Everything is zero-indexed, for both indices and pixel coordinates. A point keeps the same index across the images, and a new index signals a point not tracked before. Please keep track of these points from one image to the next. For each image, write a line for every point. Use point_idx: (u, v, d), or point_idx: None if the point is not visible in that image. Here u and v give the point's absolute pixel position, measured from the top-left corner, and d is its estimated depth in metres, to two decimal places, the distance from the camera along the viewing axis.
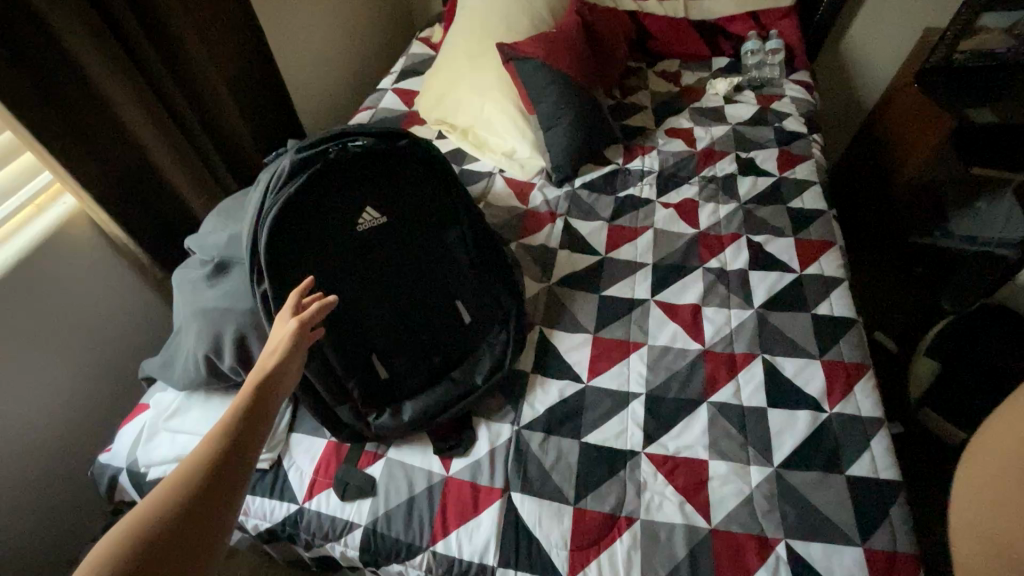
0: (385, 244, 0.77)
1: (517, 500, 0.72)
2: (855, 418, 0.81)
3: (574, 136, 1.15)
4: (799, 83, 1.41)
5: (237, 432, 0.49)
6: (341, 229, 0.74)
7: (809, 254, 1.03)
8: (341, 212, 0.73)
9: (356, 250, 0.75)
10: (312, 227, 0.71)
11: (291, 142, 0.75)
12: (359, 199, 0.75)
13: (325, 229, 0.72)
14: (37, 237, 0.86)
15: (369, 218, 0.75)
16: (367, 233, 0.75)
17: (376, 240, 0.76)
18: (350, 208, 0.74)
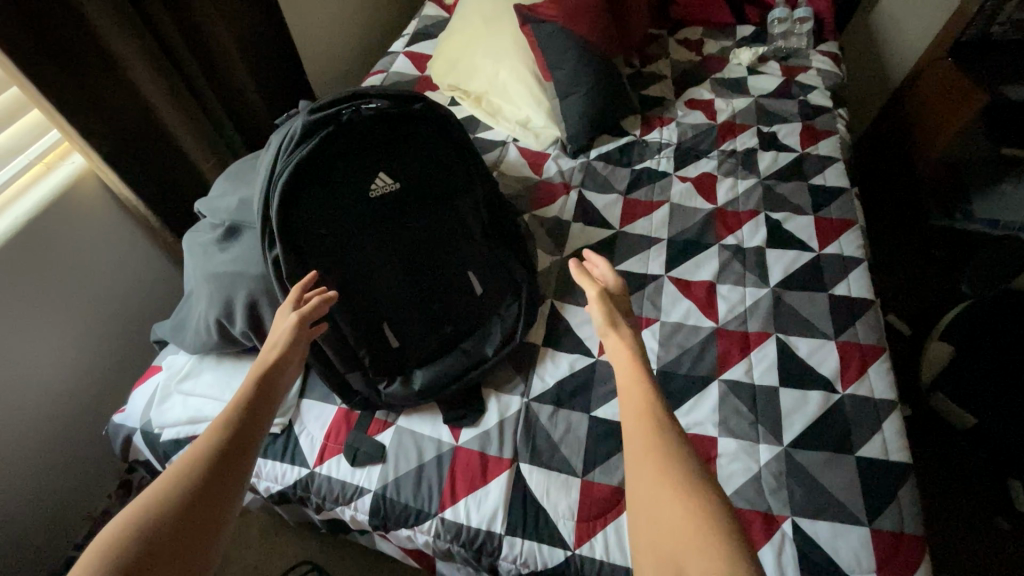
0: (399, 212, 0.76)
1: (525, 471, 0.73)
2: (867, 399, 0.80)
3: (591, 106, 1.12)
4: (828, 54, 1.35)
5: (236, 426, 0.47)
6: (353, 195, 0.72)
7: (829, 233, 1.01)
8: (355, 177, 0.72)
9: (368, 217, 0.73)
10: (325, 191, 0.70)
11: (302, 103, 0.73)
12: (374, 165, 0.73)
13: (340, 194, 0.71)
14: (49, 198, 0.85)
15: (382, 184, 0.74)
16: (380, 200, 0.74)
17: (389, 206, 0.75)
18: (364, 173, 0.72)
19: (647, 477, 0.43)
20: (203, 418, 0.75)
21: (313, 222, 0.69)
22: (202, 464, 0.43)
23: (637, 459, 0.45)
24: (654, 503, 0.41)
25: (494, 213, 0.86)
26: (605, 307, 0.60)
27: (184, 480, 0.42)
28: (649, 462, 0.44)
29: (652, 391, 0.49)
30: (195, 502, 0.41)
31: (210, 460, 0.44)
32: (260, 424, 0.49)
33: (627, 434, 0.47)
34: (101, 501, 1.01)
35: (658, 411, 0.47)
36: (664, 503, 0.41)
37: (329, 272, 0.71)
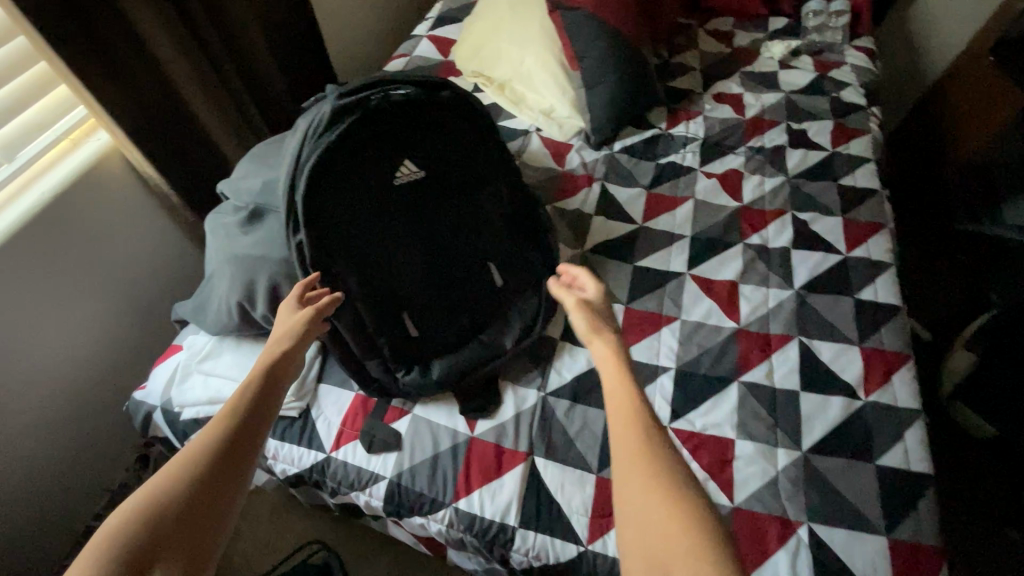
0: (423, 200, 0.75)
1: (540, 465, 0.73)
2: (890, 407, 0.79)
3: (617, 97, 1.10)
4: (863, 49, 1.31)
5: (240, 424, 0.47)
6: (378, 182, 0.71)
7: (857, 235, 0.99)
8: (380, 164, 0.71)
9: (392, 205, 0.73)
10: (351, 177, 0.69)
11: (330, 87, 0.73)
12: (399, 152, 0.72)
13: (365, 181, 0.70)
14: (74, 174, 0.86)
15: (407, 171, 0.73)
16: (404, 187, 0.73)
17: (413, 194, 0.74)
18: (390, 160, 0.72)
19: (637, 484, 0.42)
20: (223, 399, 0.76)
21: (337, 207, 0.68)
22: (203, 462, 0.43)
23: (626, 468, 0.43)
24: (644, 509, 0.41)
25: (518, 203, 0.84)
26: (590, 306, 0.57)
27: (183, 480, 0.42)
28: (638, 468, 0.43)
29: (638, 394, 0.48)
30: (196, 498, 0.41)
31: (213, 455, 0.44)
32: (264, 423, 0.48)
33: (616, 440, 0.45)
34: (120, 473, 1.03)
35: (645, 415, 0.46)
36: (654, 511, 0.40)
37: (351, 257, 0.70)
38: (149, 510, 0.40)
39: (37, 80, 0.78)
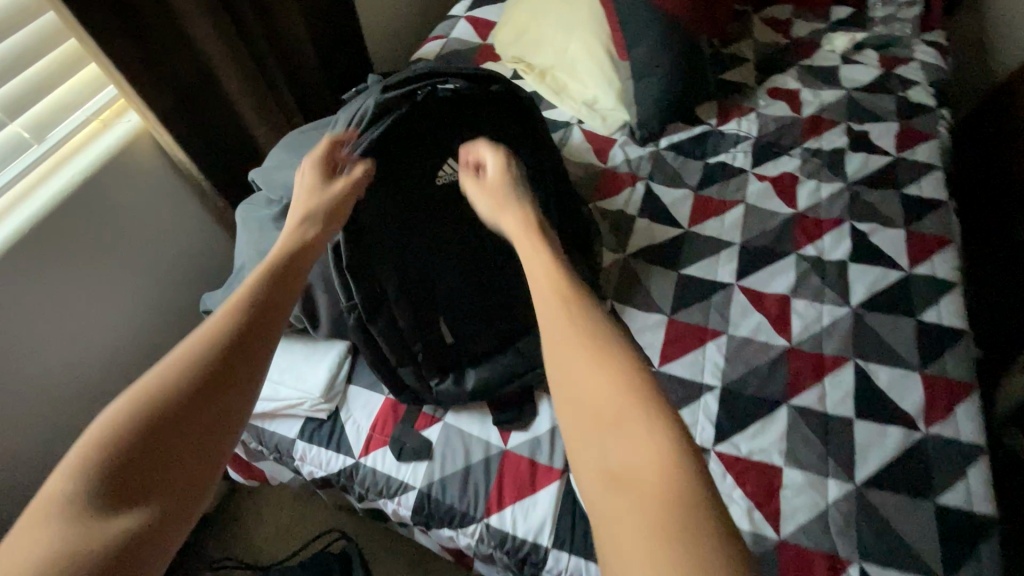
0: (466, 200, 0.72)
1: (576, 483, 0.69)
2: (952, 441, 0.74)
3: (668, 90, 1.03)
4: (934, 44, 1.21)
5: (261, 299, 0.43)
6: (420, 181, 0.69)
7: (921, 250, 0.92)
8: (422, 165, 0.69)
9: (434, 205, 0.71)
10: (392, 177, 0.66)
11: (372, 78, 0.68)
12: (441, 151, 0.70)
13: (405, 181, 0.68)
14: (103, 157, 0.83)
15: (449, 171, 0.71)
16: (447, 187, 0.71)
17: (456, 195, 0.71)
18: (431, 160, 0.70)
19: (588, 368, 0.38)
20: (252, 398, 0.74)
21: (376, 208, 0.66)
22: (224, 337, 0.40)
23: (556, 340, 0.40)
24: (601, 392, 0.37)
25: (563, 204, 0.80)
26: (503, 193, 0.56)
27: (204, 357, 0.39)
28: (576, 342, 0.39)
29: (562, 274, 0.44)
30: (219, 375, 0.38)
31: (232, 333, 0.40)
32: (285, 298, 0.45)
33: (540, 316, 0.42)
34: None
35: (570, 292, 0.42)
36: (610, 393, 0.37)
37: (388, 262, 0.66)
38: (153, 394, 0.37)
39: (65, 59, 0.76)
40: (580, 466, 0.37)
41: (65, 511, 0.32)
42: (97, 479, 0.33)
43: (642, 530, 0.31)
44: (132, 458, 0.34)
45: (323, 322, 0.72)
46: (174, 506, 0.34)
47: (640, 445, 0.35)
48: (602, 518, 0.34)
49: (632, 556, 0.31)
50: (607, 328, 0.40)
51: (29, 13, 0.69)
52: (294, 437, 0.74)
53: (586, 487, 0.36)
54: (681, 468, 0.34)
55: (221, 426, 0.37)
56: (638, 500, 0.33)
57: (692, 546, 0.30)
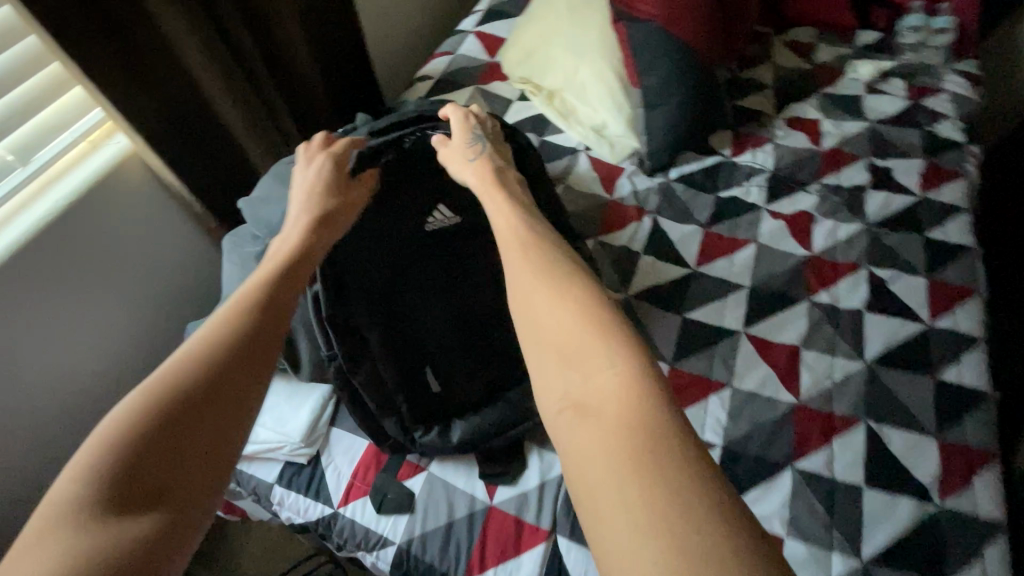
0: (456, 247, 0.70)
1: (563, 546, 0.66)
2: (970, 517, 0.68)
3: (680, 121, 0.99)
4: (964, 74, 1.15)
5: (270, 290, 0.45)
6: (409, 230, 0.68)
7: (942, 301, 0.86)
8: (412, 211, 0.68)
9: (423, 253, 0.69)
10: (381, 224, 0.66)
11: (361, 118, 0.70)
12: (433, 197, 0.69)
13: (394, 228, 0.67)
14: (91, 179, 0.81)
15: (439, 218, 0.69)
16: (436, 234, 0.69)
17: (445, 241, 0.70)
18: (422, 205, 0.68)
19: (557, 316, 0.44)
20: None
21: (363, 256, 0.65)
22: (235, 327, 0.42)
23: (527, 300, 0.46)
24: (570, 337, 0.43)
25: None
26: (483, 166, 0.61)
27: (215, 344, 0.40)
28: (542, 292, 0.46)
29: (534, 252, 0.50)
30: (234, 361, 0.40)
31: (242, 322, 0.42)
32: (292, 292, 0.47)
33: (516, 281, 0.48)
34: None
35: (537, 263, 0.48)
36: (575, 332, 0.43)
37: (373, 313, 0.65)
38: (159, 399, 0.37)
39: (53, 80, 0.74)
40: (549, 404, 0.41)
41: (75, 520, 0.31)
42: (105, 485, 0.33)
43: (606, 453, 0.35)
44: (140, 462, 0.34)
45: (304, 366, 0.69)
46: (183, 508, 0.34)
47: (604, 377, 0.40)
48: (572, 448, 0.37)
49: (597, 476, 0.35)
50: (571, 282, 0.46)
51: (13, 35, 0.67)
52: (272, 481, 0.72)
53: (554, 419, 0.40)
54: (644, 392, 0.38)
55: (227, 428, 0.38)
56: (602, 424, 0.37)
57: (655, 461, 0.34)
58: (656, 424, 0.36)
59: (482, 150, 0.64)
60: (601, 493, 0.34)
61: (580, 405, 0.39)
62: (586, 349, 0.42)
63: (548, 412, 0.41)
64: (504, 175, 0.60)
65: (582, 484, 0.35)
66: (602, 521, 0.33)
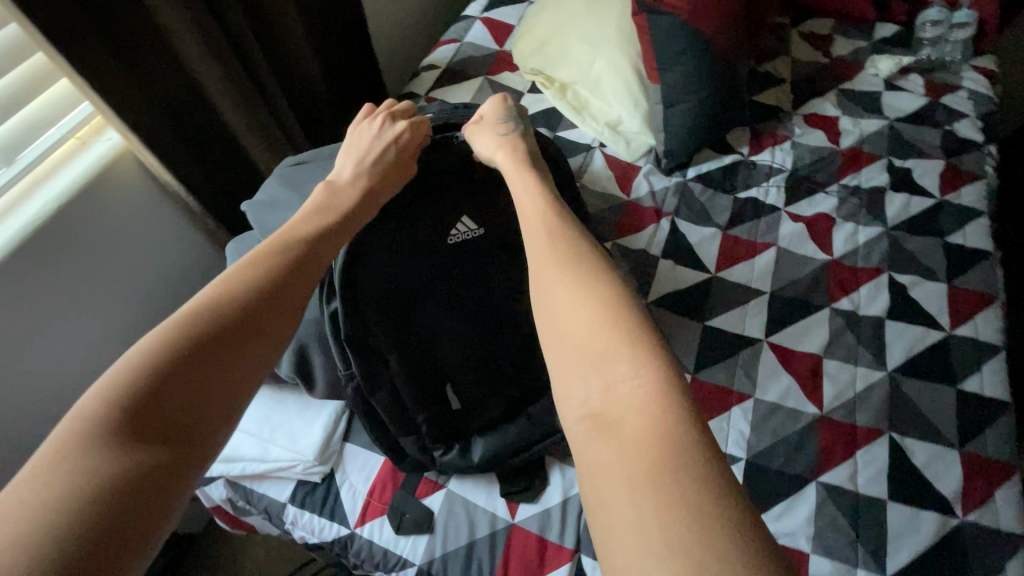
0: (481, 262, 0.67)
1: (588, 566, 0.64)
2: (993, 531, 0.68)
3: (699, 120, 0.96)
4: (984, 70, 1.13)
5: (302, 250, 0.49)
6: (431, 243, 0.65)
7: (963, 308, 0.85)
8: (433, 224, 0.66)
9: (446, 268, 0.66)
10: (404, 240, 0.64)
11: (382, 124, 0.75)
12: (456, 209, 0.68)
13: (415, 243, 0.65)
14: (80, 179, 0.75)
15: (462, 231, 0.67)
16: (459, 248, 0.67)
17: (468, 255, 0.67)
18: (444, 219, 0.67)
19: (581, 322, 0.42)
20: (239, 458, 0.69)
21: (385, 271, 0.63)
22: (268, 278, 0.45)
23: (548, 289, 0.45)
24: (591, 343, 0.41)
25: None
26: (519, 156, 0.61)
27: (249, 289, 0.44)
28: (565, 283, 0.44)
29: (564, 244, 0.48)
30: (262, 308, 0.43)
31: (273, 274, 0.46)
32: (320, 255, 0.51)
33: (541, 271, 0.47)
34: None
35: (567, 250, 0.47)
36: (597, 334, 0.40)
37: (394, 332, 0.63)
38: (177, 349, 0.38)
39: (33, 72, 0.68)
40: (568, 413, 0.39)
41: (99, 442, 0.33)
42: (122, 415, 0.35)
43: (627, 477, 0.33)
44: (155, 400, 0.36)
45: (318, 385, 0.68)
46: (189, 445, 0.36)
47: (625, 386, 0.38)
48: (590, 465, 0.36)
49: (617, 502, 0.33)
50: (592, 279, 0.44)
51: None
52: (285, 501, 0.69)
53: (573, 430, 0.39)
54: (668, 412, 0.36)
55: (238, 382, 0.40)
56: (621, 444, 0.35)
57: (679, 494, 0.32)
58: (674, 443, 0.34)
59: (513, 129, 0.65)
60: (619, 522, 0.32)
61: (600, 415, 0.38)
62: (609, 359, 0.39)
63: (566, 420, 0.40)
64: (530, 171, 0.59)
65: (600, 508, 0.34)
66: (618, 551, 0.31)
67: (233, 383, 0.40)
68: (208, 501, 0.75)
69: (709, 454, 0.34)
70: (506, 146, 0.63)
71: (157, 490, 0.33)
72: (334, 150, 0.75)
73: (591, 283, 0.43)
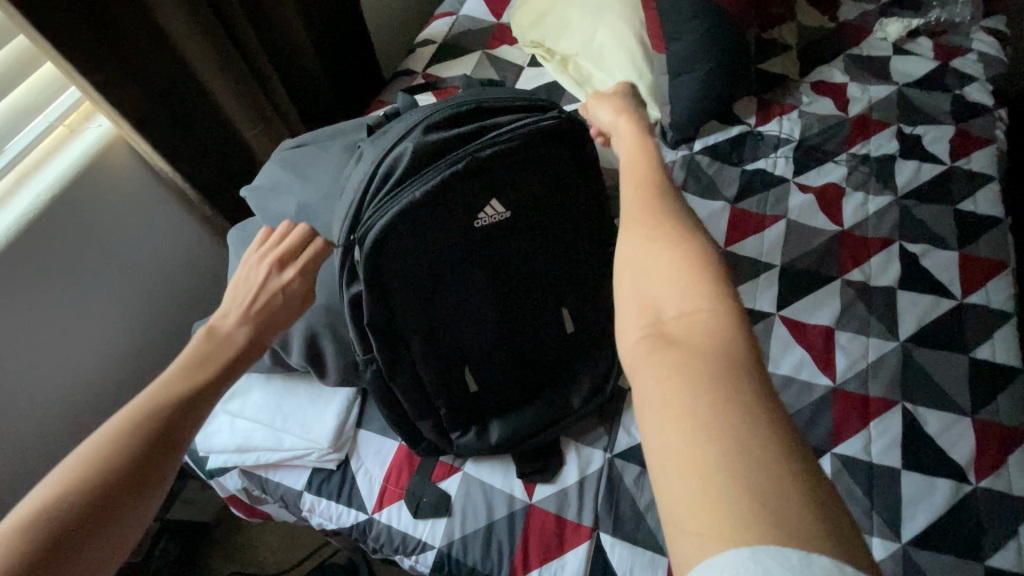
0: (508, 243, 0.64)
1: (607, 542, 0.64)
2: (1005, 496, 0.68)
3: (705, 90, 0.94)
4: (993, 32, 1.10)
5: (186, 393, 0.42)
6: (457, 227, 0.60)
7: (975, 276, 0.84)
8: (459, 204, 0.59)
9: (474, 251, 0.62)
10: (427, 220, 0.58)
11: (403, 100, 0.70)
12: (485, 190, 0.60)
13: (441, 226, 0.59)
14: (69, 168, 0.73)
15: (490, 214, 0.61)
16: (487, 231, 0.62)
17: (496, 238, 0.63)
18: (473, 201, 0.60)
19: (642, 250, 0.37)
20: (252, 449, 0.69)
21: (408, 258, 0.59)
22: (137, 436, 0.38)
23: (631, 225, 0.40)
24: (655, 265, 0.36)
25: (602, 248, 0.72)
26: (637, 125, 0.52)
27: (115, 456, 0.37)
28: (648, 222, 0.38)
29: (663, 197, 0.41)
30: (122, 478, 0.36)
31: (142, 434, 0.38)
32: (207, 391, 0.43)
33: (628, 214, 0.41)
34: None
35: (664, 206, 0.40)
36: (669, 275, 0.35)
37: (417, 318, 0.61)
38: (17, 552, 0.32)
39: (16, 57, 0.66)
40: (626, 329, 0.35)
41: None
42: None
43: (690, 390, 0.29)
44: None
45: (330, 371, 0.67)
46: None
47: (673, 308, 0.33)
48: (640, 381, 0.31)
49: (680, 412, 0.28)
50: (639, 220, 0.39)
51: None
52: (301, 489, 0.69)
53: (630, 348, 0.34)
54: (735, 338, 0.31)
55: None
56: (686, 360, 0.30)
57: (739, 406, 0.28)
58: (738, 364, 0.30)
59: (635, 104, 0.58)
60: (668, 453, 0.27)
61: (661, 332, 0.33)
62: (677, 291, 0.34)
63: (623, 336, 0.35)
64: (646, 135, 0.49)
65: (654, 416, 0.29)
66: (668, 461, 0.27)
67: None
68: (223, 492, 0.74)
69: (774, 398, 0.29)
70: (628, 113, 0.54)
71: None
72: (334, 134, 0.72)
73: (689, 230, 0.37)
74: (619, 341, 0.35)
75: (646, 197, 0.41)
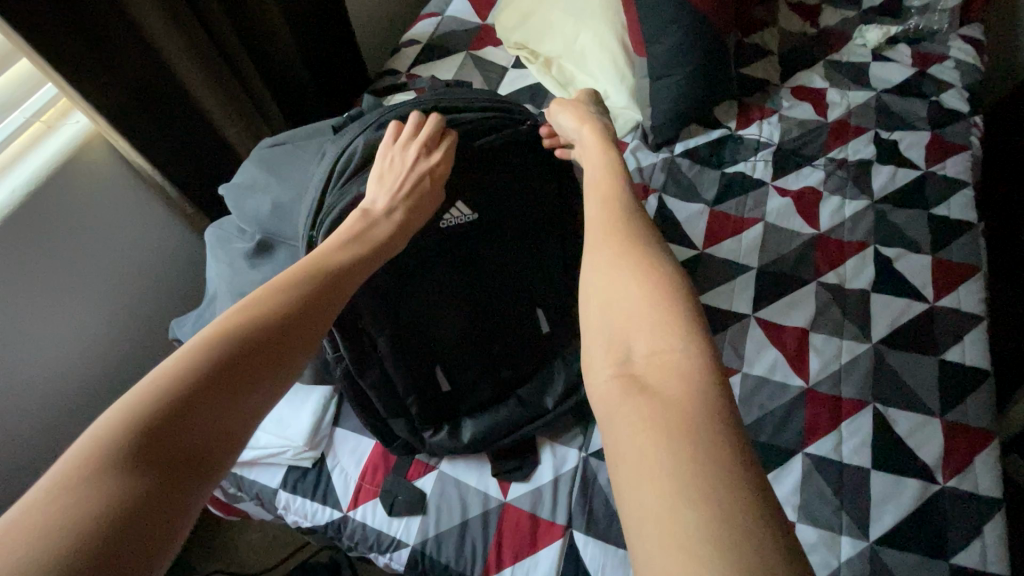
0: (476, 244, 0.66)
1: (579, 541, 0.64)
2: (970, 496, 0.69)
3: (685, 94, 0.95)
4: (970, 40, 1.12)
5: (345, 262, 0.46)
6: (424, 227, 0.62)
7: (947, 280, 0.85)
8: None
9: (440, 252, 0.64)
10: None
11: (370, 100, 0.71)
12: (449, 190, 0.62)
13: None
14: (45, 164, 0.73)
15: (457, 215, 0.63)
16: (452, 232, 0.64)
17: (462, 238, 0.65)
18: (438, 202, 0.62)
19: (614, 284, 0.39)
20: None
21: None
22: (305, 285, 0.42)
23: (600, 251, 0.41)
24: (617, 301, 0.38)
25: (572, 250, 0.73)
26: (607, 141, 0.54)
27: (290, 296, 0.40)
28: (612, 249, 0.41)
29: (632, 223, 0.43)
30: (295, 316, 0.39)
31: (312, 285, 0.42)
32: (359, 268, 0.47)
33: (597, 241, 0.43)
34: None
35: (633, 232, 0.42)
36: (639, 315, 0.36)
37: (386, 318, 0.62)
38: (209, 354, 0.34)
39: None
40: (599, 371, 0.36)
41: (108, 457, 0.28)
42: (142, 419, 0.30)
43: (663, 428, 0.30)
44: (178, 411, 0.31)
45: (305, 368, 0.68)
46: (198, 466, 0.31)
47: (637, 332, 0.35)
48: (614, 424, 0.32)
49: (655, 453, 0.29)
50: (612, 248, 0.41)
51: None
52: (276, 487, 0.69)
53: (604, 388, 0.35)
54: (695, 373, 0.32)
55: (256, 401, 0.35)
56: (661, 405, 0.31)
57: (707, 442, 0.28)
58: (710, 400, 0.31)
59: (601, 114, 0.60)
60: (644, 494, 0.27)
61: (634, 375, 0.34)
62: (650, 329, 0.35)
63: (595, 379, 0.36)
64: (615, 153, 0.52)
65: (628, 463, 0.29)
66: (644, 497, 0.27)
67: (257, 398, 0.35)
68: None
69: (729, 412, 0.30)
70: (592, 121, 0.57)
71: (158, 513, 0.28)
72: (312, 131, 0.72)
73: (656, 260, 0.39)
74: (591, 387, 0.36)
75: (616, 225, 0.43)
